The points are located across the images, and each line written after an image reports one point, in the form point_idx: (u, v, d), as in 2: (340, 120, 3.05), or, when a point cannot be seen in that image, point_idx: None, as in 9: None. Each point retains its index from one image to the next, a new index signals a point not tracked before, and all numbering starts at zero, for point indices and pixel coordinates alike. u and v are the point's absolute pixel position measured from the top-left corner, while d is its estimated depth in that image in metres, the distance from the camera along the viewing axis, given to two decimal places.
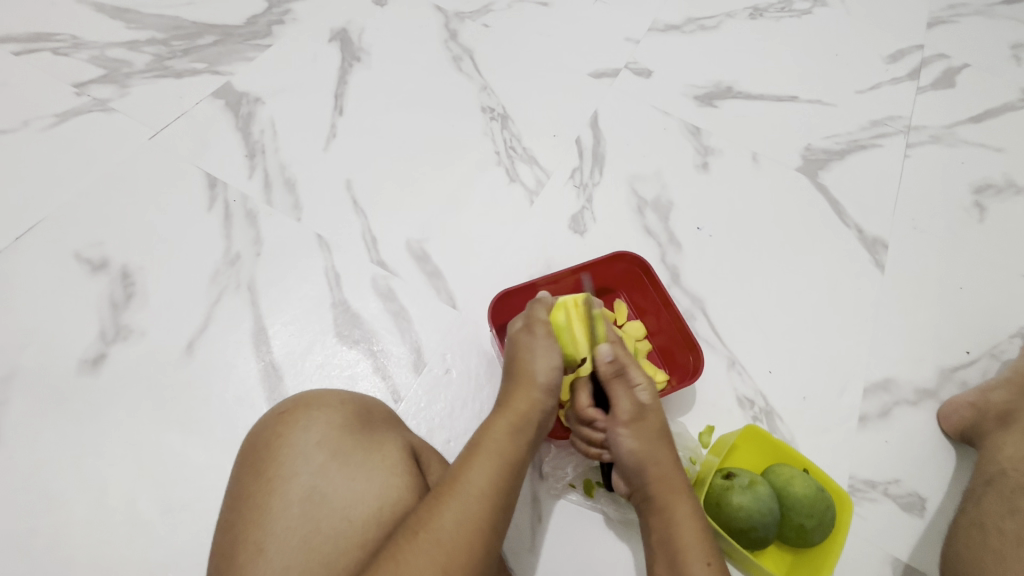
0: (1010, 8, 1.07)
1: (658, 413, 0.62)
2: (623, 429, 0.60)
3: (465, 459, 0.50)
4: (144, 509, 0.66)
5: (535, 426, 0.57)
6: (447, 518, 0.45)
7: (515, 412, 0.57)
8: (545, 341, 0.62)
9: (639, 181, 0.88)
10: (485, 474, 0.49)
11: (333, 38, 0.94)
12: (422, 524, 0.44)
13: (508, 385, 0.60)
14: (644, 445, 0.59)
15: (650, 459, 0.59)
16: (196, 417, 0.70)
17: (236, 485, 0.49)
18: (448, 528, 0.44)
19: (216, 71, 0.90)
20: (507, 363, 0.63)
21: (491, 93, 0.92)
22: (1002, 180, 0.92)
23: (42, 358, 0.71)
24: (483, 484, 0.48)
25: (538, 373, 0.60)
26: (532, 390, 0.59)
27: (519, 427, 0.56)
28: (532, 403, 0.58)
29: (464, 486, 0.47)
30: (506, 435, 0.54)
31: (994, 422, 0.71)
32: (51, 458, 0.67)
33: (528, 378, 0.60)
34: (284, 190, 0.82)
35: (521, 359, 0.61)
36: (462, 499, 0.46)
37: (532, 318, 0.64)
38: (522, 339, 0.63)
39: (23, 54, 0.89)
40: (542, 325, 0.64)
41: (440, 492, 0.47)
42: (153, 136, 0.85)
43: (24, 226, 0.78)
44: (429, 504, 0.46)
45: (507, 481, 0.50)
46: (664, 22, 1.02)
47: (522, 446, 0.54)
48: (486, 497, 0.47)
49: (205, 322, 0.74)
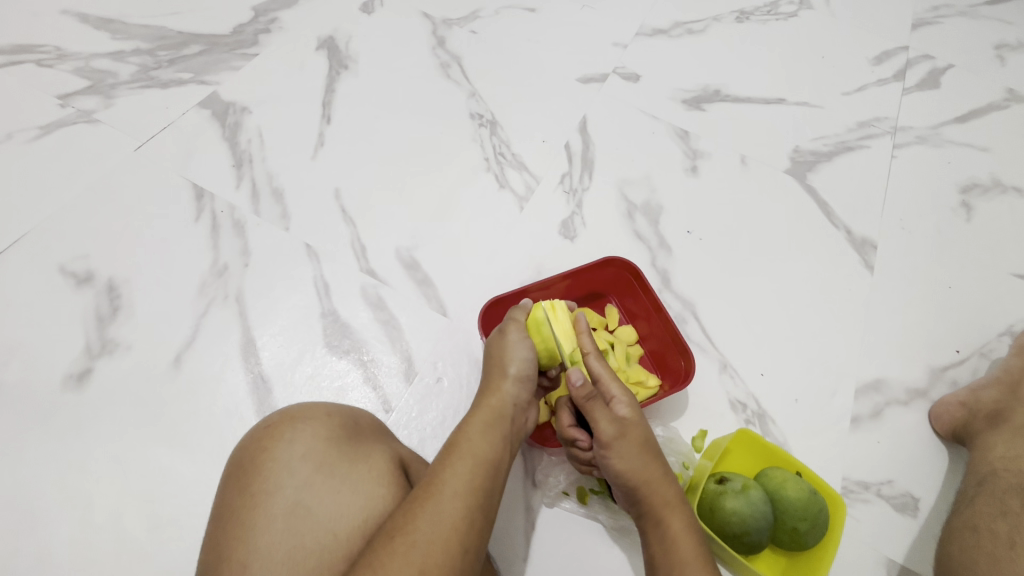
0: (993, 9, 1.09)
1: (642, 425, 0.59)
2: (607, 450, 0.58)
3: (444, 459, 0.50)
4: (131, 526, 0.65)
5: (510, 419, 0.57)
6: (424, 522, 0.44)
7: (490, 410, 0.57)
8: (516, 335, 0.63)
9: (629, 185, 0.88)
10: (464, 475, 0.49)
11: (320, 47, 0.94)
12: (402, 528, 0.44)
13: (484, 382, 0.61)
14: (632, 462, 0.57)
15: (639, 476, 0.57)
16: (184, 431, 0.69)
17: (221, 501, 0.49)
18: (426, 532, 0.44)
19: (202, 80, 0.90)
20: (485, 361, 0.64)
21: (480, 100, 0.92)
22: (988, 179, 0.93)
23: (26, 374, 0.70)
24: (462, 486, 0.48)
25: (510, 365, 0.61)
26: (505, 383, 0.60)
27: (496, 423, 0.55)
28: (505, 396, 0.58)
29: (444, 488, 0.47)
30: (484, 433, 0.54)
31: (983, 421, 0.71)
32: (36, 475, 0.66)
33: (500, 370, 0.61)
34: (272, 200, 0.82)
35: (494, 356, 0.63)
36: (441, 500, 0.46)
37: (509, 319, 0.66)
38: (494, 339, 0.64)
39: (6, 66, 0.88)
40: (516, 324, 0.65)
41: (418, 497, 0.46)
42: (139, 147, 0.84)
43: (8, 240, 0.77)
44: (407, 509, 0.45)
45: (488, 481, 0.50)
46: (651, 27, 1.02)
47: (499, 441, 0.54)
48: (467, 499, 0.47)
49: (192, 334, 0.74)
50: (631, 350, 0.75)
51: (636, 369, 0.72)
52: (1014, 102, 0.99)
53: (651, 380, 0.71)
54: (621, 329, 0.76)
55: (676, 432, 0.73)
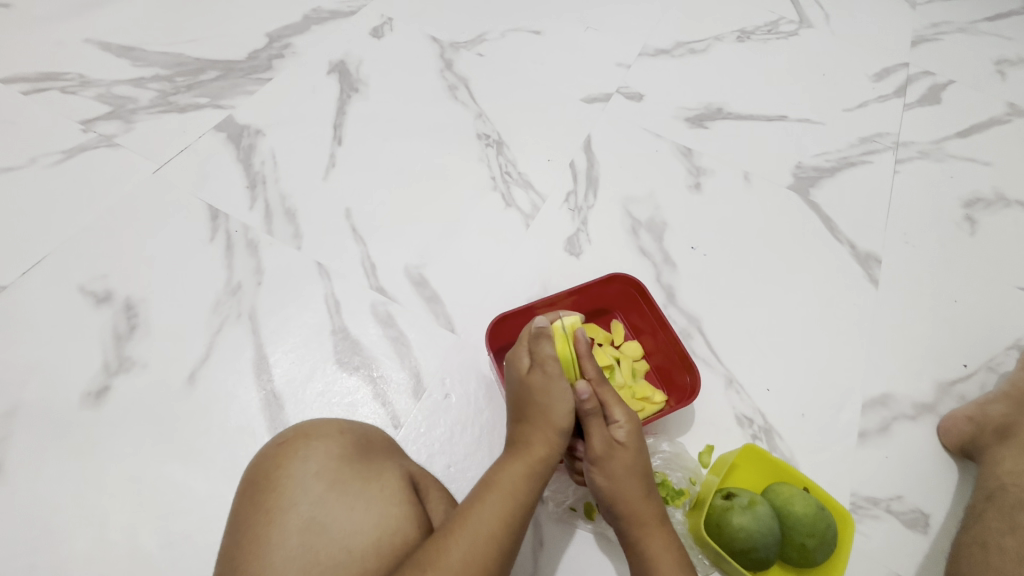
0: (992, 25, 1.10)
1: (636, 452, 0.61)
2: (595, 467, 0.60)
3: (479, 497, 0.52)
4: (146, 541, 0.66)
5: (552, 465, 0.59)
6: (454, 556, 0.46)
7: (536, 456, 0.58)
8: (563, 383, 0.62)
9: (633, 203, 0.89)
10: (498, 513, 0.51)
11: (332, 70, 0.97)
12: (432, 558, 0.46)
13: (526, 428, 0.60)
14: (617, 482, 0.59)
15: (620, 498, 0.59)
16: (197, 448, 0.71)
17: (237, 516, 0.50)
18: (456, 566, 0.46)
19: (218, 105, 0.93)
20: (522, 404, 0.62)
21: (487, 120, 0.94)
22: (991, 193, 0.93)
23: (45, 393, 0.72)
24: (495, 523, 0.50)
25: (557, 419, 0.60)
26: (551, 432, 0.60)
27: (535, 470, 0.56)
28: (551, 445, 0.59)
29: (473, 524, 0.49)
30: (524, 476, 0.55)
31: (992, 435, 0.71)
32: (53, 492, 0.68)
33: (547, 424, 0.60)
34: (285, 220, 0.84)
35: (539, 401, 0.61)
36: (472, 535, 0.48)
37: (540, 356, 0.63)
38: (535, 381, 0.62)
39: (31, 93, 0.91)
40: (552, 364, 0.62)
41: (449, 529, 0.48)
42: (157, 169, 0.87)
43: (30, 261, 0.79)
44: (438, 541, 0.47)
45: (517, 520, 0.52)
46: (654, 47, 1.05)
47: (537, 488, 0.56)
48: (491, 534, 0.49)
49: (207, 352, 0.75)
50: (637, 365, 0.76)
51: (643, 385, 0.73)
52: (1015, 116, 1.00)
53: (658, 395, 0.72)
54: (627, 344, 0.77)
55: (682, 447, 0.73)
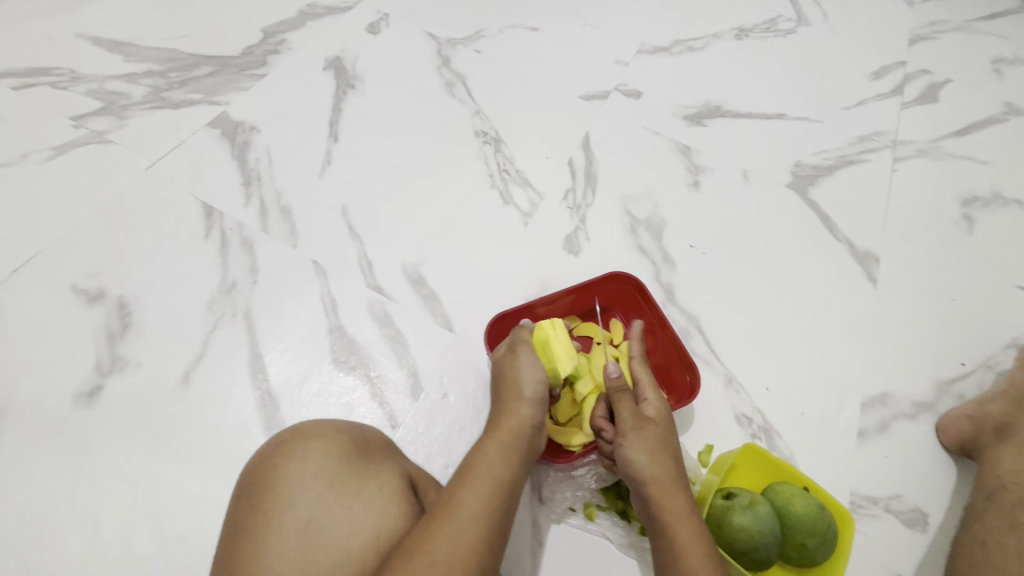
0: (989, 23, 1.10)
1: (664, 428, 0.62)
2: (624, 441, 0.61)
3: (462, 480, 0.52)
4: (140, 543, 0.65)
5: (527, 439, 0.59)
6: (442, 541, 0.46)
7: (509, 430, 0.59)
8: (528, 357, 0.64)
9: (632, 201, 0.89)
10: (482, 495, 0.51)
11: (327, 67, 0.96)
12: (422, 546, 0.45)
13: (498, 405, 0.62)
14: (644, 457, 0.59)
15: (649, 471, 0.59)
16: (192, 447, 0.70)
17: (234, 519, 0.49)
18: (446, 550, 0.45)
19: (212, 101, 0.91)
20: (495, 382, 0.65)
21: (484, 118, 0.94)
22: (989, 192, 0.93)
23: (37, 393, 0.71)
24: (481, 506, 0.50)
25: (525, 388, 0.62)
26: (522, 406, 0.61)
27: (512, 447, 0.57)
28: (524, 419, 0.60)
29: (461, 510, 0.48)
30: (501, 456, 0.55)
31: (991, 434, 0.72)
32: (45, 493, 0.66)
33: (515, 394, 0.62)
34: (281, 217, 0.83)
35: (508, 377, 0.64)
36: (461, 521, 0.48)
37: (515, 340, 0.67)
38: (505, 360, 0.65)
39: (21, 88, 0.90)
40: (525, 345, 0.66)
41: (435, 515, 0.48)
42: (150, 166, 0.86)
43: (21, 259, 0.78)
44: (425, 527, 0.47)
45: (503, 500, 0.52)
46: (652, 45, 1.04)
47: (515, 463, 0.56)
48: (482, 521, 0.48)
49: (201, 351, 0.74)
50: None
51: None
52: (1013, 115, 1.00)
53: None
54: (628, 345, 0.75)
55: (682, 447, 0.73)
